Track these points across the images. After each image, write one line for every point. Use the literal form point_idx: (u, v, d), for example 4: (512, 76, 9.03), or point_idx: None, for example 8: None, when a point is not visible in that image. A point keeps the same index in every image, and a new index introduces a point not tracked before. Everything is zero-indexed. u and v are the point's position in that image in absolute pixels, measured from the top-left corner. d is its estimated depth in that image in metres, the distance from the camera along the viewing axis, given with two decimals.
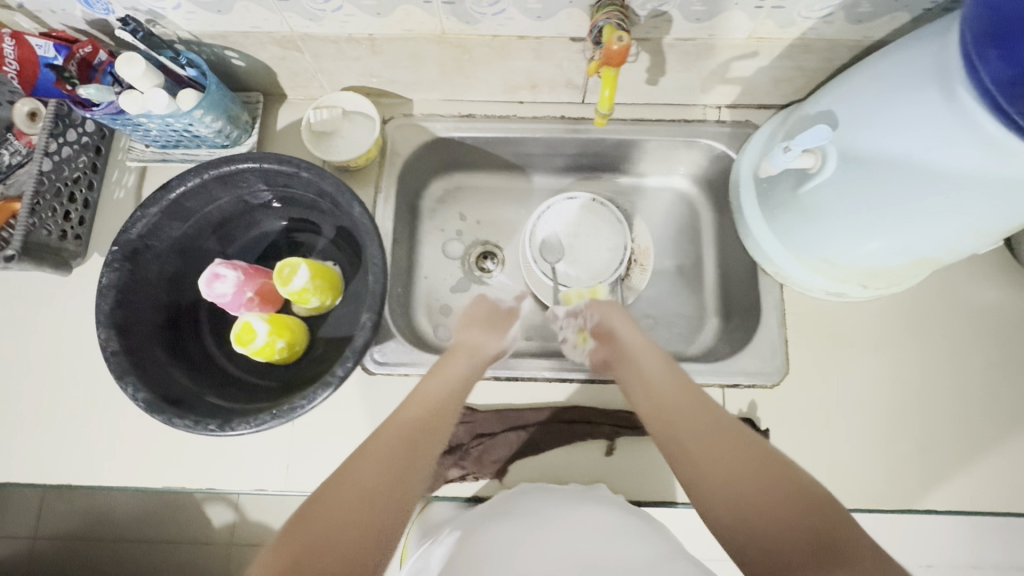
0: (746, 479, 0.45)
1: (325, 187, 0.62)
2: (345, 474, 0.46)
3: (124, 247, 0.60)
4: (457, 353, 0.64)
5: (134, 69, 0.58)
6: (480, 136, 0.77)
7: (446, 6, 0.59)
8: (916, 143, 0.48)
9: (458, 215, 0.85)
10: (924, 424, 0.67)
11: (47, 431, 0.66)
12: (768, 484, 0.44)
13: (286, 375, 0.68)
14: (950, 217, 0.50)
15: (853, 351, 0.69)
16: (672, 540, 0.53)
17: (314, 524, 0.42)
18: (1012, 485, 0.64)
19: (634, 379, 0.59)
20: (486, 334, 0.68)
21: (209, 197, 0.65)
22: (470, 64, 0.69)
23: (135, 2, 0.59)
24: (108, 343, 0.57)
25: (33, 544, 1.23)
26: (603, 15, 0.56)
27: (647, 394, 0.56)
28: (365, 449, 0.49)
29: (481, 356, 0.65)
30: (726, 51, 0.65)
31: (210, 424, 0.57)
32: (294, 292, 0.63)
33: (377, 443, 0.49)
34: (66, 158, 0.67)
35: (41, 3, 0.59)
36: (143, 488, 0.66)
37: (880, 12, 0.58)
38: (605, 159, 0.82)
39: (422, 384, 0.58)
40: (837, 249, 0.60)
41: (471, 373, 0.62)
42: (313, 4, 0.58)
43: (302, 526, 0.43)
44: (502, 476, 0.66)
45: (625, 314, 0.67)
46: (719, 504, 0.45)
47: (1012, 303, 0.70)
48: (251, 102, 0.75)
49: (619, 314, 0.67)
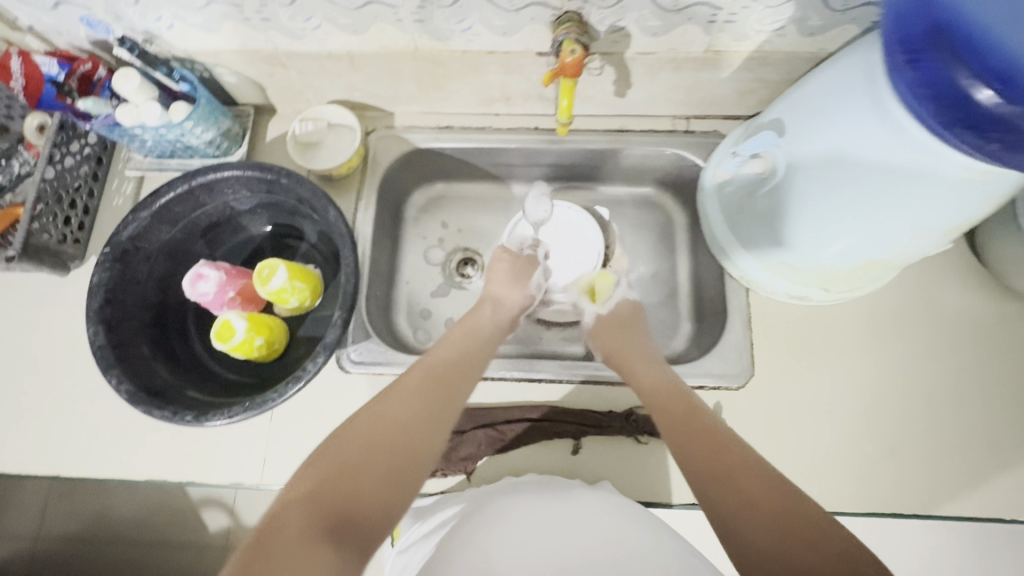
0: (733, 475, 0.47)
1: (302, 193, 0.66)
2: (377, 409, 0.51)
3: (114, 248, 0.64)
4: (485, 306, 0.69)
5: (131, 83, 0.62)
6: (458, 147, 0.80)
7: (417, 24, 0.63)
8: (851, 144, 0.50)
9: (440, 223, 0.88)
10: (894, 427, 0.67)
11: (39, 424, 0.70)
12: (750, 481, 0.46)
13: (266, 372, 0.71)
14: (892, 216, 0.51)
15: (820, 354, 0.70)
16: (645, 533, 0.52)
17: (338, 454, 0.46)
18: (984, 490, 0.64)
19: (640, 382, 0.63)
20: (514, 285, 0.74)
21: (196, 203, 0.69)
22: (445, 78, 0.73)
23: (132, 23, 0.64)
24: (96, 337, 0.61)
25: (33, 546, 1.27)
26: (563, 31, 0.60)
27: (650, 397, 0.60)
28: (395, 390, 0.53)
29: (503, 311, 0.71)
30: (687, 64, 0.68)
31: (187, 415, 0.60)
32: (273, 291, 0.66)
33: (410, 385, 0.54)
34: (68, 167, 0.72)
35: (50, 25, 0.65)
36: (125, 480, 0.68)
37: (830, 25, 0.60)
38: (581, 169, 0.84)
39: (451, 337, 0.63)
40: (792, 253, 0.62)
41: (492, 328, 0.67)
42: (294, 23, 0.63)
43: (329, 454, 0.47)
44: (469, 474, 0.67)
45: (641, 330, 0.71)
46: (708, 488, 0.48)
47: (979, 307, 0.70)
48: (242, 115, 0.79)
49: (635, 330, 0.71)
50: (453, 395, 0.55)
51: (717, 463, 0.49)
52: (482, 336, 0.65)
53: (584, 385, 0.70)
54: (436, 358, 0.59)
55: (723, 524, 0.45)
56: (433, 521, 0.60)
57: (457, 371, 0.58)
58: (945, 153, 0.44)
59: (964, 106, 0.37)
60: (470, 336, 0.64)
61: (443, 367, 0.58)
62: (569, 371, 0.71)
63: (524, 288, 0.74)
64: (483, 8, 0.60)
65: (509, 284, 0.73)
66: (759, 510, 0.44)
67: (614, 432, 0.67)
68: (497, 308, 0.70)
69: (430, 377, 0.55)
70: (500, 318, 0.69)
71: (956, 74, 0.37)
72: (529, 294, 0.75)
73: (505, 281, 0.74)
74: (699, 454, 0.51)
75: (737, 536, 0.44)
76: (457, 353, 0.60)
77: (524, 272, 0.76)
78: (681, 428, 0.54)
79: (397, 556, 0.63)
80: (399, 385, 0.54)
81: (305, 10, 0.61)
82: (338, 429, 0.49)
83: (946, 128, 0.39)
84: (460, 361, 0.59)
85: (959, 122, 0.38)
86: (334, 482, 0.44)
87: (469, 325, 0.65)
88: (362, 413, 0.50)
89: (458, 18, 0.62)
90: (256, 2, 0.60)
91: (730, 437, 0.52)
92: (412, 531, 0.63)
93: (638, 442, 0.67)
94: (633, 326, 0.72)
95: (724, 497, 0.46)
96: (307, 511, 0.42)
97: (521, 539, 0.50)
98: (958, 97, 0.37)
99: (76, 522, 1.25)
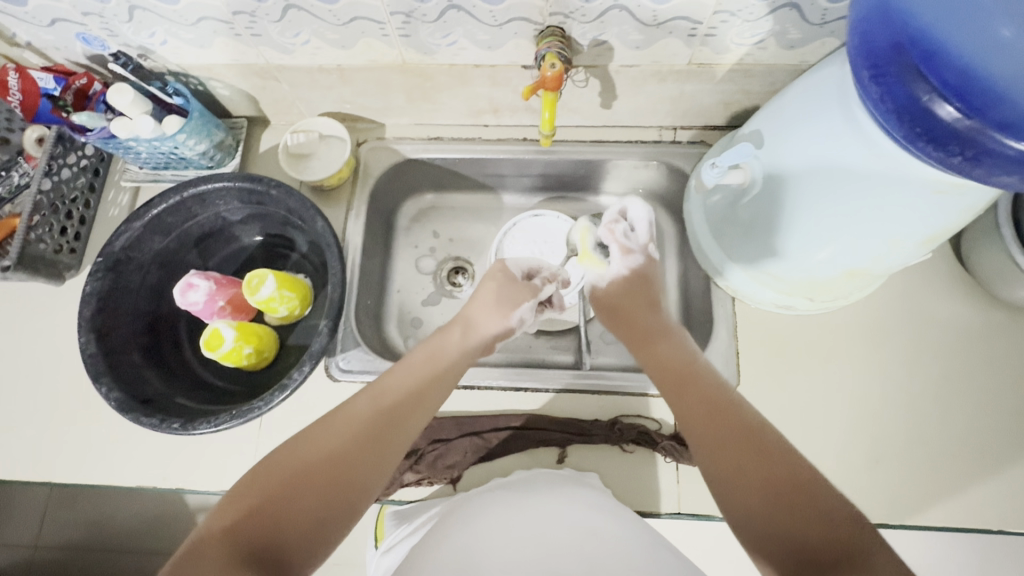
0: (733, 453, 0.48)
1: (291, 204, 0.68)
2: (306, 447, 0.49)
3: (107, 258, 0.66)
4: (455, 326, 0.65)
5: (125, 98, 0.64)
6: (447, 158, 0.81)
7: (403, 38, 0.64)
8: (825, 155, 0.51)
9: (432, 233, 0.89)
10: (880, 435, 0.67)
11: (34, 430, 0.71)
12: (747, 460, 0.48)
13: (256, 380, 0.72)
14: (868, 225, 0.52)
15: (807, 363, 0.70)
16: (633, 534, 0.53)
17: (257, 494, 0.46)
18: (971, 499, 0.63)
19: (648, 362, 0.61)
20: (495, 312, 0.67)
21: (188, 213, 0.71)
22: (434, 90, 0.74)
23: (127, 39, 0.66)
24: (87, 345, 0.62)
25: (33, 553, 1.27)
26: (545, 44, 0.61)
27: (658, 372, 0.59)
28: (329, 423, 0.51)
29: (476, 335, 0.65)
30: (671, 76, 0.69)
31: (175, 423, 0.61)
32: (262, 300, 0.67)
33: (347, 420, 0.51)
34: (65, 179, 0.73)
35: (47, 41, 0.67)
36: (116, 486, 0.69)
37: (810, 38, 0.61)
38: (571, 179, 0.85)
39: (408, 362, 0.59)
40: (772, 263, 0.63)
41: (463, 348, 0.63)
42: (284, 38, 0.65)
43: (251, 490, 0.47)
44: (455, 482, 0.67)
45: (660, 286, 0.70)
46: (712, 473, 0.49)
47: (965, 316, 0.70)
48: (236, 127, 0.81)
49: (654, 288, 0.69)
50: (392, 434, 0.52)
51: (715, 442, 0.50)
52: (444, 361, 0.60)
53: (571, 393, 0.71)
54: (385, 388, 0.55)
55: (725, 499, 0.48)
56: (417, 521, 0.61)
57: (403, 406, 0.54)
58: (915, 165, 0.46)
59: (925, 121, 0.38)
60: (430, 362, 0.59)
61: (390, 400, 0.54)
62: (557, 379, 0.71)
63: (506, 317, 0.68)
64: (466, 23, 0.61)
65: (493, 310, 0.67)
66: (755, 489, 0.46)
67: (600, 440, 0.67)
68: (468, 331, 0.65)
69: (370, 413, 0.52)
70: (470, 340, 0.64)
71: (915, 89, 0.38)
72: (510, 324, 0.68)
73: (487, 305, 0.68)
74: (702, 431, 0.51)
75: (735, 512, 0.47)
76: (410, 383, 0.56)
77: (515, 297, 0.70)
78: (686, 399, 0.55)
79: (379, 558, 0.63)
80: (337, 417, 0.52)
81: (293, 25, 0.63)
82: (266, 461, 0.49)
83: (910, 141, 0.40)
84: (411, 392, 0.56)
85: (921, 135, 0.39)
86: (248, 523, 0.44)
87: (432, 348, 0.61)
88: (290, 448, 0.49)
89: (443, 33, 0.63)
90: (245, 18, 0.61)
91: (733, 408, 0.52)
92: (396, 533, 0.63)
93: (624, 451, 0.67)
94: (655, 281, 0.70)
95: (724, 474, 0.48)
96: (220, 544, 0.43)
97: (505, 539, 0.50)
98: (919, 112, 0.38)
99: (77, 529, 1.26)
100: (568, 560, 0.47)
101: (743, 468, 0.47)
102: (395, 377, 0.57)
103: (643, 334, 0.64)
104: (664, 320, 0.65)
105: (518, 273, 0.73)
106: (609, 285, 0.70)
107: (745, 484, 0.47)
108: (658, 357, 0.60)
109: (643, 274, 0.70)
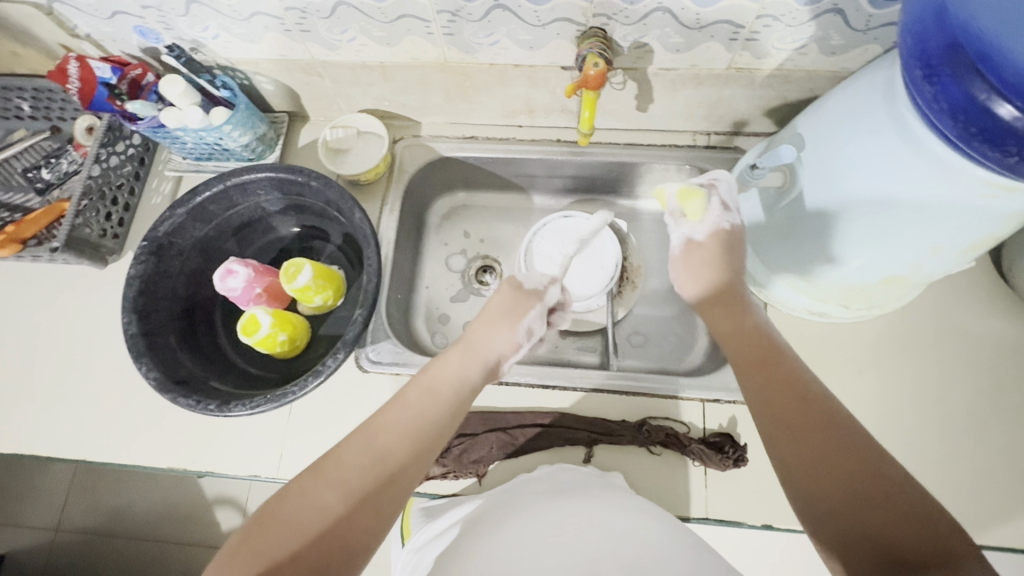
0: (802, 443, 0.47)
1: (331, 195, 0.69)
2: (307, 503, 0.47)
3: (151, 242, 0.67)
4: (454, 352, 0.62)
5: (176, 89, 0.65)
6: (481, 156, 0.83)
7: (447, 37, 0.66)
8: (870, 159, 0.51)
9: (462, 232, 0.90)
10: (918, 449, 0.65)
11: (71, 409, 0.72)
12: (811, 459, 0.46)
13: (288, 367, 0.73)
14: (925, 228, 0.51)
15: (840, 373, 0.69)
16: (670, 539, 0.51)
17: (258, 553, 0.44)
18: (1012, 520, 0.61)
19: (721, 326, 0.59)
20: (500, 327, 0.65)
21: (229, 202, 0.73)
22: (472, 90, 0.76)
23: (181, 33, 0.69)
24: (129, 325, 0.64)
25: (54, 537, 1.28)
26: (587, 45, 0.62)
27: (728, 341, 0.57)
28: (325, 478, 0.49)
29: (474, 355, 0.62)
30: (709, 81, 0.69)
31: (210, 405, 0.62)
32: (298, 289, 0.68)
33: (346, 473, 0.49)
34: (113, 166, 0.76)
35: (106, 34, 0.70)
36: (147, 465, 0.70)
37: (852, 45, 0.61)
38: (603, 182, 0.86)
39: (402, 400, 0.56)
40: (814, 265, 0.61)
41: (461, 378, 0.59)
42: (331, 34, 0.67)
43: (248, 551, 0.44)
44: (481, 477, 0.67)
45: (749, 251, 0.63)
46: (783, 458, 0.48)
47: (1006, 331, 0.69)
48: (277, 122, 0.83)
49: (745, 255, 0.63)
50: (390, 487, 0.50)
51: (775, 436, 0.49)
52: (439, 398, 0.57)
53: (598, 395, 0.70)
54: (380, 431, 0.52)
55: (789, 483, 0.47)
56: (446, 523, 0.61)
57: (402, 456, 0.51)
58: (967, 167, 0.45)
59: (981, 120, 0.38)
60: (425, 402, 0.56)
61: (385, 451, 0.51)
62: (585, 378, 0.71)
63: (513, 331, 0.65)
64: (511, 23, 0.62)
65: (494, 326, 0.64)
66: (819, 481, 0.45)
67: (628, 441, 0.67)
68: (467, 355, 0.62)
69: (368, 464, 0.50)
70: (468, 372, 0.60)
71: (972, 88, 0.38)
72: (517, 340, 0.65)
73: (492, 324, 0.65)
74: (761, 413, 0.51)
75: (807, 514, 0.45)
76: (406, 427, 0.53)
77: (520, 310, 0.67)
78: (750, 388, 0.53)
79: (408, 556, 0.64)
80: (331, 470, 0.49)
81: (341, 23, 0.65)
82: (272, 507, 0.48)
83: (964, 142, 0.40)
84: (406, 439, 0.52)
85: (976, 135, 0.39)
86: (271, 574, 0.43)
87: (426, 385, 0.57)
88: (291, 501, 0.47)
89: (486, 32, 0.64)
90: (297, 14, 0.63)
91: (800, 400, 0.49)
92: (425, 529, 0.63)
93: (651, 452, 0.67)
94: (744, 249, 0.62)
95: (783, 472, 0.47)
96: None
97: (548, 541, 0.51)
98: (975, 112, 0.38)
99: (98, 515, 1.27)
100: (607, 560, 0.47)
101: (809, 458, 0.46)
102: (391, 422, 0.54)
103: (726, 300, 0.59)
104: (743, 289, 0.60)
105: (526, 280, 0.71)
106: (712, 243, 0.62)
107: (806, 482, 0.45)
108: (724, 320, 0.59)
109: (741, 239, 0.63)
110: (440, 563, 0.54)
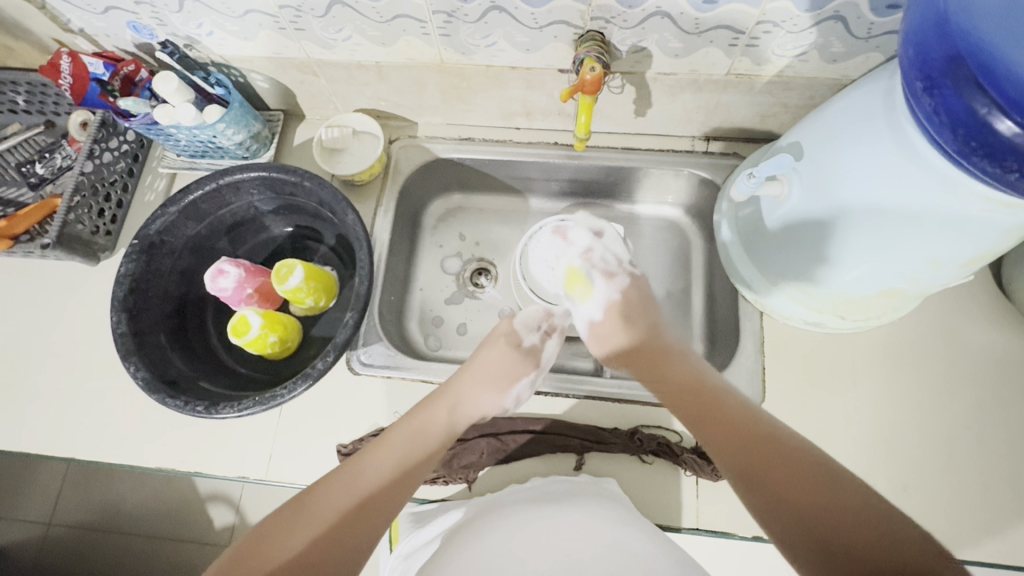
0: (770, 472, 0.46)
1: (324, 196, 0.68)
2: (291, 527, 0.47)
3: (141, 241, 0.67)
4: (445, 398, 0.61)
5: (169, 86, 0.64)
6: (477, 158, 0.82)
7: (443, 38, 0.65)
8: (869, 174, 0.50)
9: (457, 234, 0.89)
10: (912, 461, 0.65)
11: (60, 405, 0.72)
12: (778, 472, 0.45)
13: (278, 369, 0.73)
14: (923, 243, 0.50)
15: (835, 383, 0.69)
16: (658, 551, 0.51)
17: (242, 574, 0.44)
18: (1006, 535, 0.61)
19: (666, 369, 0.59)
20: (490, 388, 0.64)
21: (222, 201, 0.72)
22: (468, 91, 0.75)
23: (174, 29, 0.68)
24: (118, 324, 0.63)
25: (47, 530, 1.28)
26: (584, 48, 0.61)
27: (666, 378, 0.59)
28: (310, 504, 0.49)
29: (461, 412, 0.61)
30: (708, 86, 0.69)
31: (199, 406, 0.61)
32: (289, 290, 0.68)
33: (330, 500, 0.49)
34: (107, 162, 0.75)
35: (99, 28, 0.69)
36: (134, 464, 0.69)
37: (853, 52, 0.60)
38: (600, 186, 0.85)
39: (393, 436, 0.56)
40: (810, 276, 0.60)
41: (451, 428, 0.60)
42: (326, 33, 0.66)
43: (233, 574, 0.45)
44: (471, 483, 0.66)
45: (654, 304, 0.68)
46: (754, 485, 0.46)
47: (1004, 345, 0.68)
48: (273, 120, 0.82)
49: (648, 305, 0.67)
50: (368, 511, 0.50)
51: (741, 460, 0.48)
52: (428, 437, 0.57)
53: (591, 402, 0.70)
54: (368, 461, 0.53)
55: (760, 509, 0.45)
56: (433, 529, 0.61)
57: (382, 485, 0.52)
58: (966, 182, 0.44)
59: (982, 135, 0.38)
60: (416, 441, 0.56)
61: (370, 480, 0.52)
62: (576, 384, 0.70)
63: (501, 396, 0.65)
64: (507, 25, 0.62)
65: (483, 388, 0.63)
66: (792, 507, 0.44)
67: (619, 449, 0.66)
68: (455, 409, 0.61)
69: (352, 491, 0.51)
70: (457, 420, 0.61)
71: (972, 102, 0.37)
72: (502, 404, 0.66)
73: (482, 384, 0.64)
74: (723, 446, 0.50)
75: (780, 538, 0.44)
76: (395, 460, 0.54)
77: (512, 372, 0.66)
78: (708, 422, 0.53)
79: (396, 562, 0.63)
80: (319, 496, 0.50)
81: (336, 22, 0.64)
82: (255, 533, 0.48)
83: (963, 156, 0.40)
84: (393, 473, 0.53)
85: (975, 150, 0.38)
86: None
87: (416, 425, 0.58)
88: (275, 525, 0.48)
89: (483, 33, 0.63)
90: (291, 12, 0.63)
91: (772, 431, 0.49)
92: (414, 535, 0.62)
93: (643, 461, 0.66)
94: (642, 301, 0.68)
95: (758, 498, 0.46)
96: None
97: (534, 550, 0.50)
98: (976, 126, 0.38)
99: (90, 509, 1.27)
100: None
101: (781, 487, 0.45)
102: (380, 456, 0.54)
103: (644, 355, 0.62)
104: (663, 339, 0.63)
105: (523, 335, 0.70)
106: (610, 329, 0.66)
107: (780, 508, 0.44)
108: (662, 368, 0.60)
109: (636, 293, 0.69)
110: (426, 569, 0.53)
